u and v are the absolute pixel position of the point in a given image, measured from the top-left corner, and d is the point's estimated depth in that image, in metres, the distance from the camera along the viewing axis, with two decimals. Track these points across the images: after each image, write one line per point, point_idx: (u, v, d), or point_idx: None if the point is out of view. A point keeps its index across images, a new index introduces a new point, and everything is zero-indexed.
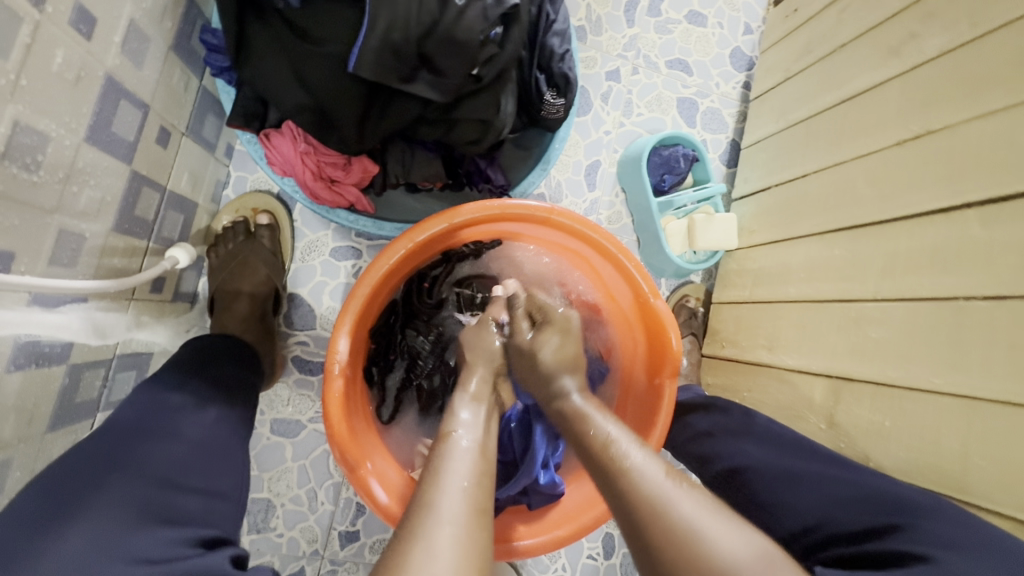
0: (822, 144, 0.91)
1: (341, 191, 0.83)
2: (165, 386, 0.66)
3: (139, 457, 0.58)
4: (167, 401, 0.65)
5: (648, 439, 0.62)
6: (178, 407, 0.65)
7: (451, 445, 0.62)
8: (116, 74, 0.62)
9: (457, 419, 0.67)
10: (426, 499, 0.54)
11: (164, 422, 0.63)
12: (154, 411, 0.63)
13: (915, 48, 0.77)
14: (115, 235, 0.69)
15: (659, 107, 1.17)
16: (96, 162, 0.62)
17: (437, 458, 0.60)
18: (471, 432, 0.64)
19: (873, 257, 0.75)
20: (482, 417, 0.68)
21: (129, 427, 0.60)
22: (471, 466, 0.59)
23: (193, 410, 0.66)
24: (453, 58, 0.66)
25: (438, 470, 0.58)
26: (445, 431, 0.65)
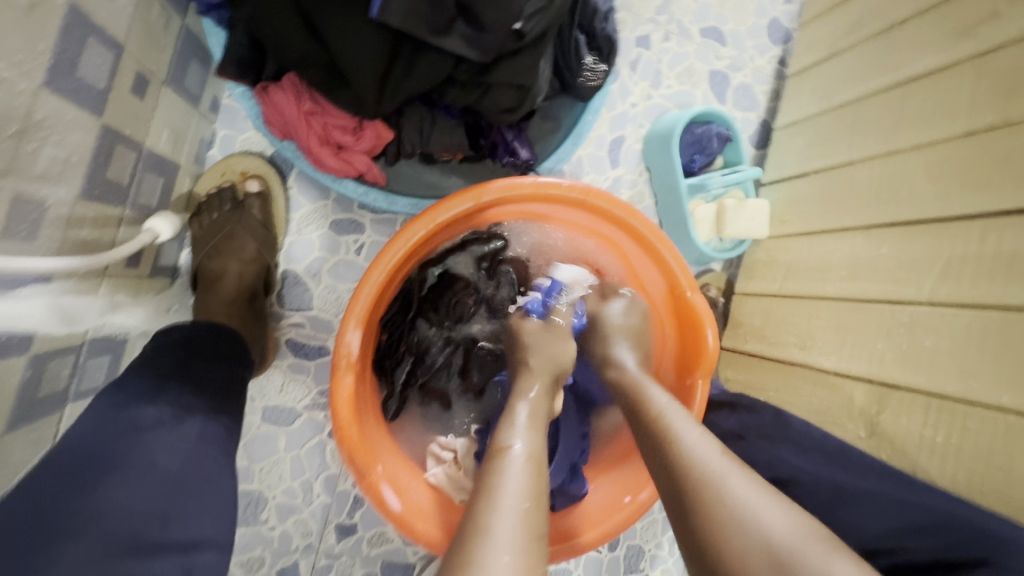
0: (879, 127, 0.85)
1: (350, 159, 0.73)
2: (133, 399, 0.59)
3: (99, 507, 0.50)
4: (141, 419, 0.57)
5: (700, 476, 0.52)
6: (152, 424, 0.57)
7: (507, 459, 0.53)
8: (82, 4, 0.51)
9: (512, 426, 0.58)
10: (480, 519, 0.46)
11: (127, 449, 0.54)
12: (116, 434, 0.55)
13: (995, 28, 0.72)
14: (83, 203, 0.58)
15: (689, 80, 1.08)
16: (59, 113, 0.51)
17: (489, 475, 0.51)
18: (526, 441, 0.55)
19: (932, 260, 0.72)
20: (538, 426, 0.59)
21: (83, 457, 0.53)
22: (530, 486, 0.50)
23: (169, 426, 0.58)
24: (496, 10, 0.58)
25: (493, 488, 0.50)
26: (496, 445, 0.55)
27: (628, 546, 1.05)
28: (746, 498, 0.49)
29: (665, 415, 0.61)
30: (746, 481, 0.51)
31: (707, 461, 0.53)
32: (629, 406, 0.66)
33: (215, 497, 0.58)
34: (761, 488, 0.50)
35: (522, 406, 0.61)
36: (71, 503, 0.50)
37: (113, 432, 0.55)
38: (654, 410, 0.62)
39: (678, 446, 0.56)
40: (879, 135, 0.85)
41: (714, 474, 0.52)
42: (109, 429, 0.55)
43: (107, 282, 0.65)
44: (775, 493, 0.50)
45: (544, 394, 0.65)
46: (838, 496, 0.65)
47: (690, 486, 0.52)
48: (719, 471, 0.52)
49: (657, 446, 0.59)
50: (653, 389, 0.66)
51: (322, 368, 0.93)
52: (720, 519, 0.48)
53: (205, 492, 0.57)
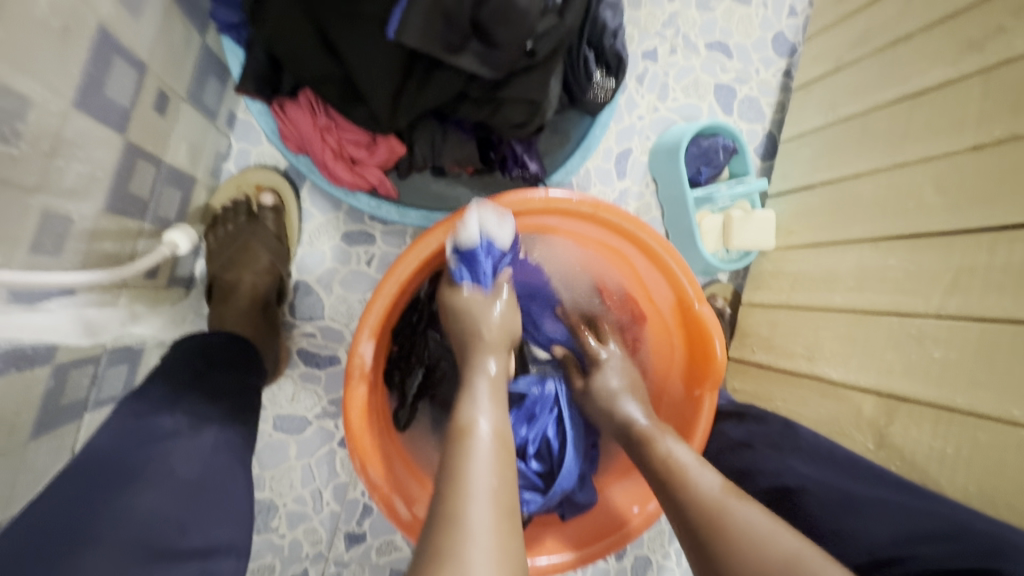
0: (885, 140, 0.85)
1: (363, 173, 0.74)
2: (153, 410, 0.60)
3: (122, 512, 0.51)
4: (158, 428, 0.59)
5: (710, 510, 0.54)
6: (171, 433, 0.59)
7: (472, 439, 0.54)
8: (110, 26, 0.53)
9: (472, 405, 0.59)
10: (452, 507, 0.47)
11: (148, 456, 0.55)
12: (135, 443, 0.57)
13: (1001, 44, 0.72)
14: (107, 216, 0.60)
15: (696, 93, 1.09)
16: (87, 131, 0.53)
17: (456, 458, 0.52)
18: (490, 421, 0.57)
19: (940, 273, 0.73)
20: (495, 399, 0.61)
21: (104, 465, 0.54)
22: (495, 465, 0.52)
23: (188, 433, 0.60)
24: (509, 30, 0.59)
25: (460, 474, 0.50)
26: (461, 425, 0.56)
27: (636, 556, 1.04)
28: (752, 525, 0.51)
29: (675, 460, 0.61)
30: (755, 511, 0.52)
31: (712, 495, 0.55)
32: (640, 458, 0.65)
33: (231, 502, 0.59)
34: (773, 518, 0.52)
35: (480, 385, 0.63)
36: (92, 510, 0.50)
37: (135, 442, 0.57)
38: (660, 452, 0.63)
39: (687, 490, 0.57)
40: (885, 148, 0.85)
41: (721, 509, 0.53)
42: (131, 437, 0.57)
43: (126, 292, 0.66)
44: (784, 521, 0.52)
45: (501, 368, 0.66)
46: (846, 506, 0.65)
47: (704, 521, 0.54)
48: (725, 503, 0.54)
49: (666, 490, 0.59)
50: (664, 439, 0.65)
51: (332, 377, 0.94)
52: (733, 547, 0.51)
53: (222, 499, 0.58)
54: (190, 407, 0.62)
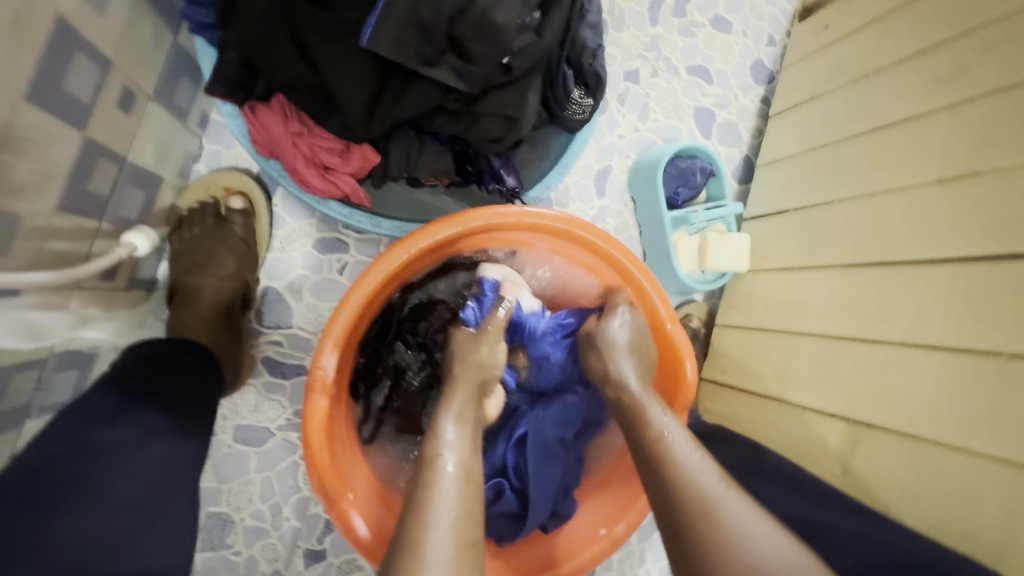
0: (855, 170, 0.87)
1: (335, 181, 0.73)
2: (101, 418, 0.58)
3: (44, 542, 0.47)
4: (102, 442, 0.55)
5: (699, 503, 0.54)
6: (118, 445, 0.56)
7: (438, 471, 0.55)
8: (72, 20, 0.51)
9: (437, 434, 0.59)
10: (414, 538, 0.49)
11: (78, 476, 0.52)
12: (80, 454, 0.54)
13: (965, 82, 0.75)
14: (60, 215, 0.58)
15: (676, 115, 1.11)
16: (40, 126, 0.51)
17: (421, 489, 0.53)
18: (457, 454, 0.57)
19: (906, 301, 0.74)
20: (465, 430, 0.61)
21: (46, 474, 0.51)
22: (458, 496, 0.53)
23: (132, 448, 0.57)
24: (486, 44, 0.59)
25: (423, 503, 0.52)
26: (428, 454, 0.57)
27: None
28: (741, 526, 0.52)
29: (669, 441, 0.60)
30: (745, 508, 0.53)
31: (707, 488, 0.55)
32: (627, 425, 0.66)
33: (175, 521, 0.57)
34: (762, 517, 0.53)
35: (449, 417, 0.62)
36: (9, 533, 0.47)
37: (76, 455, 0.54)
38: (652, 428, 0.62)
39: (681, 474, 0.57)
40: (856, 177, 0.87)
41: (713, 502, 0.54)
42: (68, 446, 0.54)
43: (78, 296, 0.63)
44: (773, 522, 0.53)
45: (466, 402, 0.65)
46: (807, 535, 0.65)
47: (688, 512, 0.54)
48: (717, 497, 0.54)
49: (655, 470, 0.59)
50: (651, 407, 0.65)
51: (299, 388, 0.91)
52: (712, 537, 0.52)
53: (161, 521, 0.55)
54: (140, 417, 0.60)
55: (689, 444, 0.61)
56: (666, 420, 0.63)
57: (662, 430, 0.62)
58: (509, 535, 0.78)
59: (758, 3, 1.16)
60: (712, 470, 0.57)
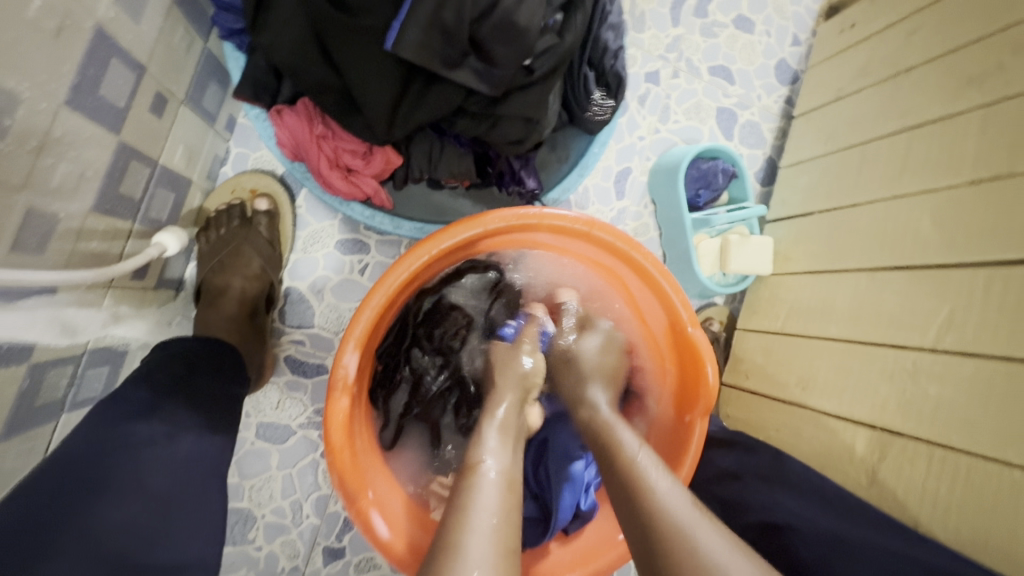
0: (884, 171, 0.85)
1: (358, 183, 0.74)
2: (127, 415, 0.59)
3: (85, 533, 0.49)
4: (132, 437, 0.57)
5: (669, 527, 0.52)
6: (145, 442, 0.57)
7: (479, 476, 0.56)
8: (108, 27, 0.53)
9: (481, 441, 0.62)
10: (455, 537, 0.49)
11: (111, 471, 0.53)
12: (112, 451, 0.55)
13: (999, 81, 0.73)
14: (95, 216, 0.60)
15: (697, 116, 1.10)
16: (77, 130, 0.52)
17: (463, 491, 0.55)
18: (500, 461, 0.59)
19: (937, 307, 0.72)
20: (509, 443, 0.63)
21: (81, 469, 0.52)
22: (502, 500, 0.54)
23: (162, 443, 0.58)
24: (507, 46, 0.59)
25: (466, 504, 0.53)
26: (471, 462, 0.59)
27: None
28: (713, 554, 0.48)
29: (636, 462, 0.60)
30: (716, 535, 0.50)
31: (676, 512, 0.53)
32: (600, 452, 0.65)
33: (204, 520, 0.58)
34: (734, 546, 0.50)
35: (490, 425, 0.65)
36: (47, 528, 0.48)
37: (106, 452, 0.55)
38: (625, 453, 0.61)
39: (652, 497, 0.55)
40: (884, 179, 0.85)
41: (685, 526, 0.51)
42: (98, 443, 0.55)
43: (111, 293, 0.65)
44: (747, 552, 0.50)
45: (511, 413, 0.68)
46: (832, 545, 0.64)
47: (658, 534, 0.51)
48: (687, 520, 0.52)
49: (629, 497, 0.57)
50: (624, 431, 0.65)
51: (320, 387, 0.92)
52: (681, 564, 0.48)
53: (191, 516, 0.56)
54: (167, 415, 0.61)
55: (658, 468, 0.59)
56: (639, 447, 0.62)
57: (633, 454, 0.61)
58: (533, 540, 0.78)
59: (783, 2, 1.14)
60: (683, 498, 0.55)
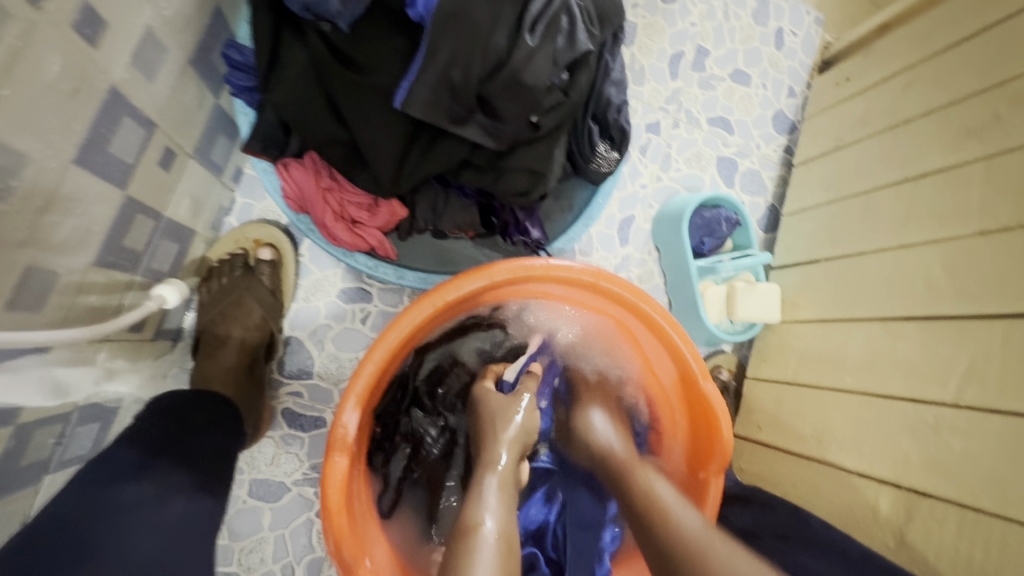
0: (889, 220, 0.85)
1: (362, 234, 0.74)
2: (121, 474, 0.56)
3: None
4: (123, 498, 0.54)
5: (689, 547, 0.56)
6: (131, 505, 0.54)
7: (478, 535, 0.54)
8: (122, 87, 0.53)
9: (484, 499, 0.60)
10: None
11: (98, 534, 0.51)
12: (100, 513, 0.53)
13: (998, 133, 0.74)
14: (95, 269, 0.58)
15: (698, 164, 1.11)
16: (84, 186, 0.52)
17: (461, 555, 0.52)
18: (496, 519, 0.57)
19: (954, 359, 0.70)
20: (505, 497, 0.61)
21: (65, 534, 0.50)
22: (499, 566, 0.52)
23: (150, 506, 0.55)
24: (514, 104, 0.60)
25: (464, 568, 0.51)
26: (468, 521, 0.57)
27: None
28: None
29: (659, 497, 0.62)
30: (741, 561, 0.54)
31: (694, 533, 0.57)
32: (623, 497, 0.66)
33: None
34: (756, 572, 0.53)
35: (489, 479, 0.63)
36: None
37: (89, 520, 0.52)
38: (646, 489, 0.64)
39: (673, 524, 0.58)
40: (890, 227, 0.85)
41: (701, 546, 0.55)
42: (81, 509, 0.52)
43: (107, 347, 0.63)
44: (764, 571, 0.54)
45: (511, 462, 0.67)
46: None
47: (681, 561, 0.55)
48: (704, 539, 0.56)
49: (652, 531, 0.59)
50: (647, 473, 0.67)
51: (317, 440, 0.89)
52: None
53: None
54: (158, 477, 0.58)
55: (679, 499, 0.62)
56: (657, 482, 0.65)
57: (653, 487, 0.64)
58: None
59: (777, 57, 1.18)
60: (700, 520, 0.59)
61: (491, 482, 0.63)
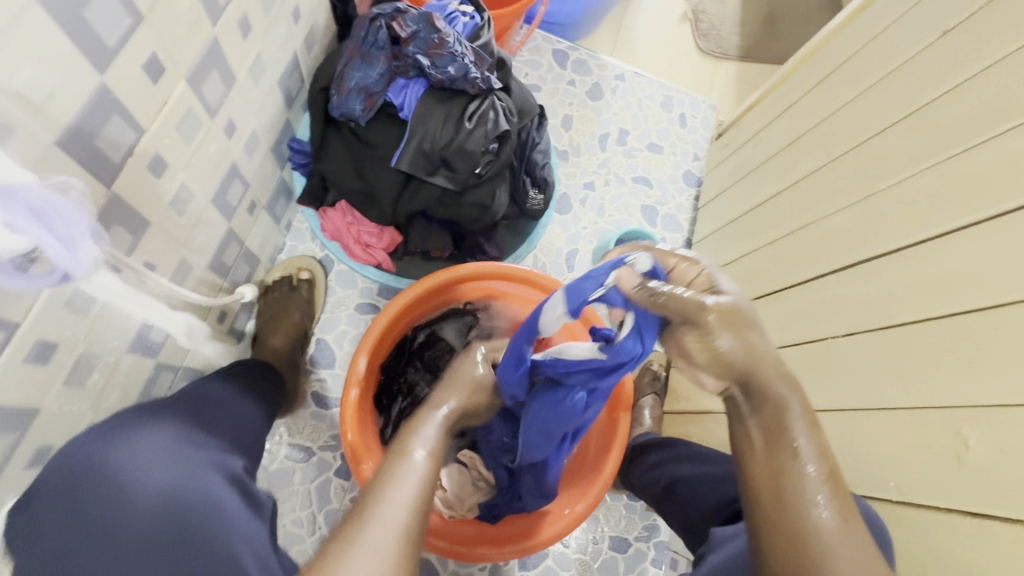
0: (749, 235, 1.19)
1: (372, 253, 1.10)
2: (216, 378, 0.87)
3: (194, 417, 0.76)
4: (220, 392, 0.84)
5: (813, 517, 0.54)
6: (224, 397, 0.84)
7: (406, 458, 0.57)
8: (238, 162, 0.89)
9: (422, 432, 0.61)
10: (368, 509, 0.51)
11: (210, 398, 0.82)
12: (212, 394, 0.83)
13: (795, 168, 1.09)
14: (207, 270, 0.91)
15: (627, 211, 1.48)
16: (213, 217, 0.87)
17: (387, 471, 0.55)
18: (428, 446, 0.59)
19: (780, 318, 0.99)
20: (442, 435, 0.63)
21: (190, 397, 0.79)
22: (417, 486, 0.54)
23: (235, 398, 0.85)
24: (463, 161, 0.96)
25: (383, 483, 0.54)
26: (401, 446, 0.59)
27: None
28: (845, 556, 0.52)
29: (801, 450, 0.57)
30: (857, 543, 0.53)
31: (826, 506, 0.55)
32: (771, 433, 0.58)
33: (237, 442, 0.79)
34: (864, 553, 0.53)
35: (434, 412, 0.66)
36: (150, 420, 0.70)
37: (194, 403, 0.78)
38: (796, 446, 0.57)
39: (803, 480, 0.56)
40: (750, 239, 1.18)
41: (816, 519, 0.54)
42: (202, 394, 0.81)
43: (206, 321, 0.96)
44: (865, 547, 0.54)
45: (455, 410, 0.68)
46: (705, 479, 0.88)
47: (799, 518, 0.54)
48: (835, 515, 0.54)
49: (779, 480, 0.56)
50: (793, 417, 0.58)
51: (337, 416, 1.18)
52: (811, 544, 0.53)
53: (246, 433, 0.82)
54: (237, 384, 0.89)
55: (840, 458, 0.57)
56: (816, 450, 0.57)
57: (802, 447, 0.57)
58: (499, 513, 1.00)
59: (682, 133, 1.59)
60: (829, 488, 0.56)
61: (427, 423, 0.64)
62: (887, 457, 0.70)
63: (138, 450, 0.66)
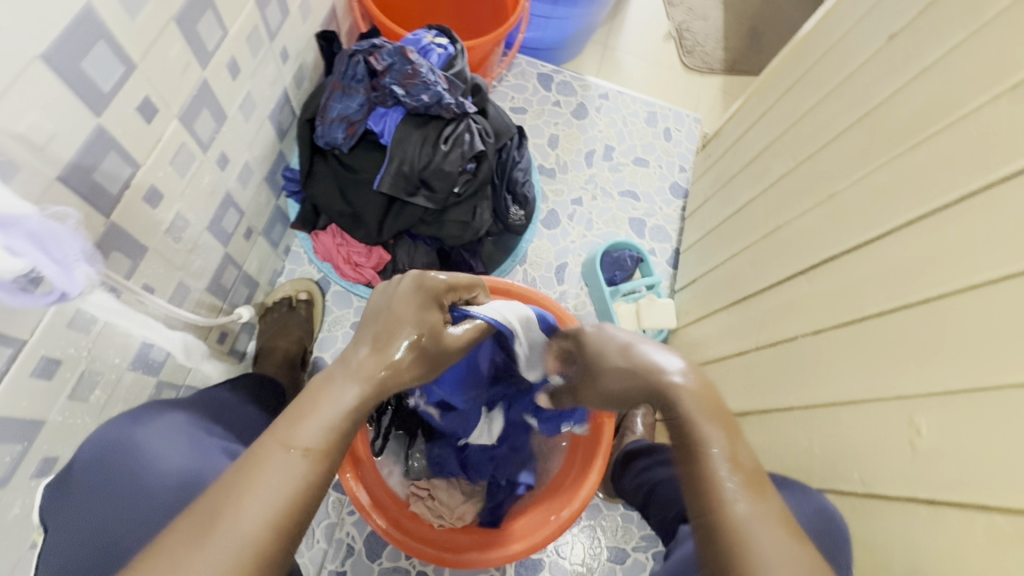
0: (728, 241, 1.22)
1: (362, 272, 1.16)
2: (229, 387, 0.93)
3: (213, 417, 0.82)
4: (231, 400, 0.90)
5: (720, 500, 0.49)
6: (238, 403, 0.90)
7: (293, 437, 0.50)
8: (232, 192, 0.96)
9: (322, 410, 0.53)
10: (246, 475, 0.48)
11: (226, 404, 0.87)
12: (227, 401, 0.89)
13: (768, 174, 1.12)
14: (205, 293, 0.98)
15: (614, 224, 1.52)
16: (209, 243, 0.93)
17: (270, 449, 0.50)
18: (328, 426, 0.52)
19: (755, 320, 1.01)
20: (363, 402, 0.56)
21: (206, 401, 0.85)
22: (301, 462, 0.50)
23: (245, 405, 0.90)
24: (441, 182, 1.03)
25: (262, 457, 0.49)
26: (293, 427, 0.51)
27: None
28: (754, 536, 0.46)
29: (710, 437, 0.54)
30: (765, 527, 0.47)
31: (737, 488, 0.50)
32: (678, 422, 0.57)
33: (246, 434, 0.85)
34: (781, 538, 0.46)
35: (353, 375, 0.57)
36: (172, 409, 0.77)
37: (214, 405, 0.85)
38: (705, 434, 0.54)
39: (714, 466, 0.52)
40: (730, 245, 1.21)
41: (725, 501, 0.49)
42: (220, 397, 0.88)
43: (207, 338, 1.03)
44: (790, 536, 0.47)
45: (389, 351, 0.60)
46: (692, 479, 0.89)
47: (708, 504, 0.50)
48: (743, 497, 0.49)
49: (693, 470, 0.52)
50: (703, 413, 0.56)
51: None
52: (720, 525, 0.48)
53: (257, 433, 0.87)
54: (241, 391, 0.94)
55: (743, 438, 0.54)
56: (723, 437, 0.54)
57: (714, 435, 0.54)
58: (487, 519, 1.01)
59: (667, 146, 1.63)
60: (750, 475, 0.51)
61: (316, 412, 0.53)
62: (853, 450, 0.72)
63: (154, 434, 0.72)
